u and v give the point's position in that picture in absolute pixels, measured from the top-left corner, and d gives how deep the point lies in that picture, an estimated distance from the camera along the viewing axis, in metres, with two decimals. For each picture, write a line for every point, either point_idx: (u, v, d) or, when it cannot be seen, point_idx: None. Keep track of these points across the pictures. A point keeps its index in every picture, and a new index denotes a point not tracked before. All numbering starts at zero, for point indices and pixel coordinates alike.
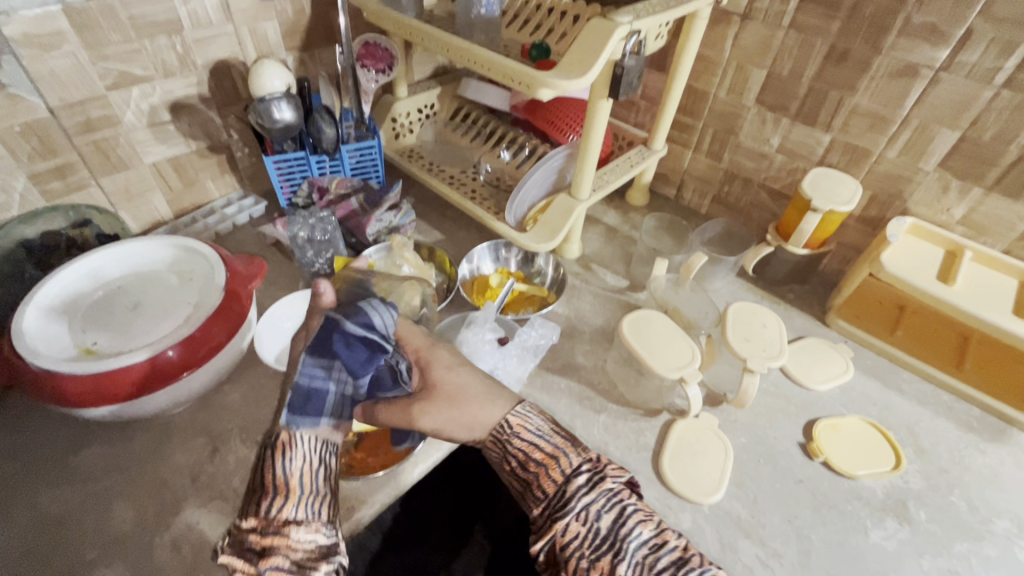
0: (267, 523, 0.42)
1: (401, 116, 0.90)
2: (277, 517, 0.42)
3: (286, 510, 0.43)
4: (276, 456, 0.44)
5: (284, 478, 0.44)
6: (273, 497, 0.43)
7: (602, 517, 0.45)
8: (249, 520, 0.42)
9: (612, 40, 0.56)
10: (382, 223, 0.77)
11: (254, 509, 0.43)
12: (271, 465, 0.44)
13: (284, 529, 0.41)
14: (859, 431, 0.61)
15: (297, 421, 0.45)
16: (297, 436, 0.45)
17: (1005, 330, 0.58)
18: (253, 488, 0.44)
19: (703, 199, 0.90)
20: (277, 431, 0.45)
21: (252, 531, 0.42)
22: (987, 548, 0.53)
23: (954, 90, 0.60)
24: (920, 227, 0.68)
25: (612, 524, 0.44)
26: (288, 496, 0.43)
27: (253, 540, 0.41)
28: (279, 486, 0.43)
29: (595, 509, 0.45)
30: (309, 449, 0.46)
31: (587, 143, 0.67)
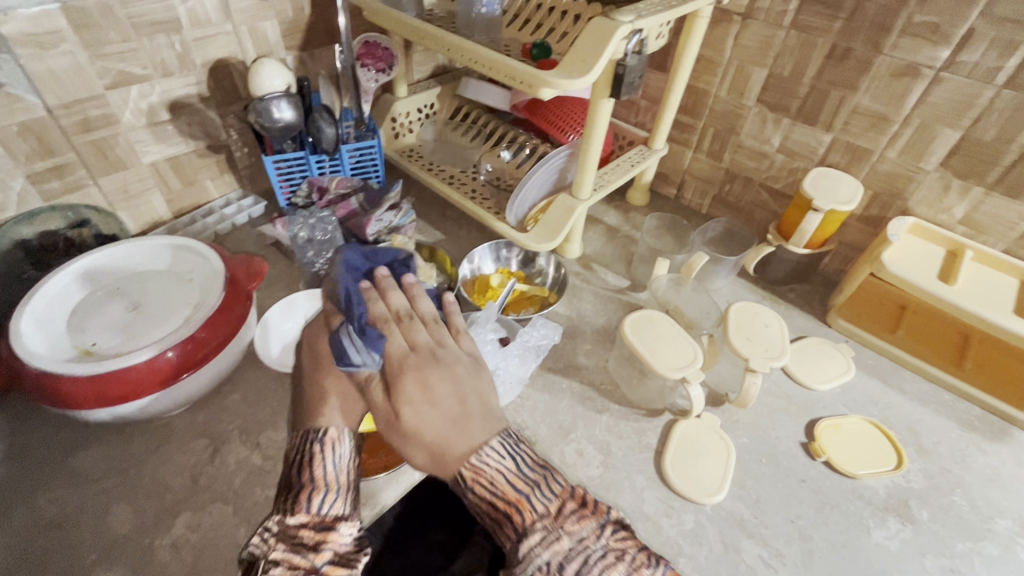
0: (319, 519, 0.46)
1: (401, 116, 0.90)
2: (329, 513, 0.46)
3: (334, 506, 0.47)
4: (324, 454, 0.49)
5: (331, 476, 0.48)
6: (323, 493, 0.47)
7: (563, 568, 0.43)
8: (299, 516, 0.45)
9: (614, 40, 0.56)
10: (382, 223, 0.77)
11: (302, 507, 0.46)
12: (320, 461, 0.49)
13: (336, 523, 0.46)
14: (861, 431, 0.61)
15: (342, 420, 0.52)
16: (343, 434, 0.51)
17: (1007, 329, 0.58)
18: (293, 487, 0.47)
19: (704, 198, 0.90)
20: (325, 429, 0.51)
21: (303, 526, 0.45)
22: (989, 548, 0.53)
23: (956, 90, 0.60)
24: (921, 226, 0.68)
25: (581, 568, 0.43)
26: (335, 492, 0.47)
27: (306, 535, 0.44)
28: (329, 484, 0.47)
29: (560, 556, 0.43)
30: (351, 449, 0.51)
31: (588, 143, 0.67)
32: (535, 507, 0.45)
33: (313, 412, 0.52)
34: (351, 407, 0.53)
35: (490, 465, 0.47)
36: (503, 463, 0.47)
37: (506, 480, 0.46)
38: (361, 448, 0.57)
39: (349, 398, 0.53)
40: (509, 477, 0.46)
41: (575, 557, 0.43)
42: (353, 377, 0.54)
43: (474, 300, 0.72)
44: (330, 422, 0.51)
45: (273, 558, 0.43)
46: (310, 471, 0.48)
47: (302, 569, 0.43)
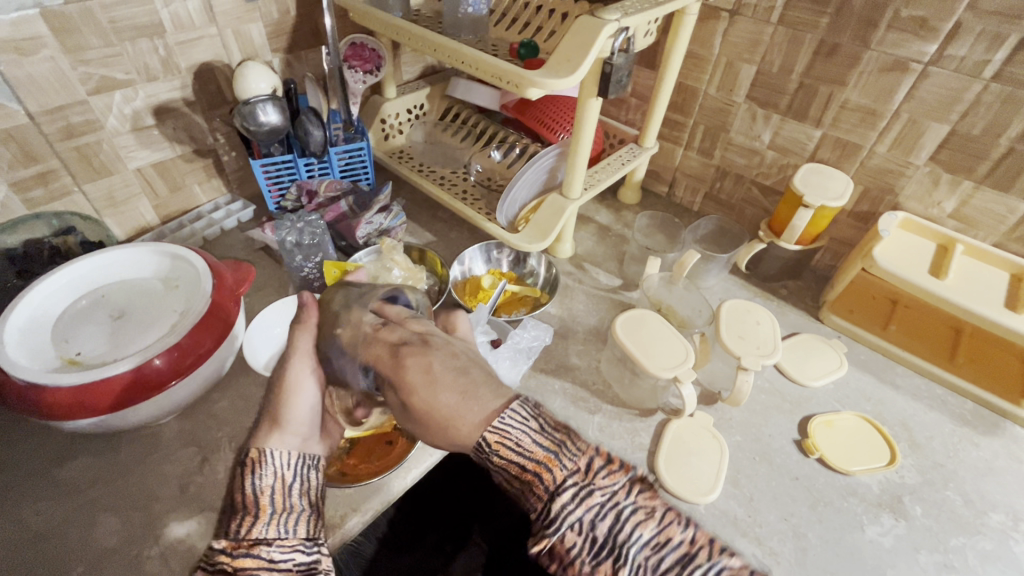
0: (237, 545, 0.40)
1: (390, 117, 0.89)
2: (247, 538, 0.40)
3: (256, 527, 0.41)
4: (246, 474, 0.44)
5: (253, 496, 0.43)
6: (244, 515, 0.41)
7: (593, 528, 0.38)
8: (221, 540, 0.40)
9: (601, 38, 0.55)
10: (373, 226, 0.77)
11: (226, 530, 0.41)
12: (241, 484, 0.43)
13: (255, 548, 0.40)
14: (854, 428, 0.61)
15: (263, 439, 0.46)
16: (267, 453, 0.45)
17: (998, 322, 0.58)
18: (226, 512, 0.43)
19: (695, 196, 0.90)
20: (247, 450, 0.45)
21: (223, 551, 0.40)
22: (983, 542, 0.52)
23: (944, 84, 0.60)
24: (911, 220, 0.68)
25: (610, 529, 0.38)
26: (258, 515, 0.41)
27: (223, 560, 0.39)
28: (249, 506, 0.42)
29: (589, 518, 0.38)
30: (280, 464, 0.45)
31: (577, 142, 0.66)
32: (576, 459, 0.41)
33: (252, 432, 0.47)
34: (286, 429, 0.47)
35: (513, 427, 0.42)
36: (531, 423, 0.42)
37: (533, 439, 0.41)
38: (351, 454, 0.56)
39: (279, 420, 0.47)
40: (532, 443, 0.41)
41: (607, 515, 0.39)
42: (286, 382, 0.50)
43: (465, 303, 0.71)
44: (255, 443, 0.46)
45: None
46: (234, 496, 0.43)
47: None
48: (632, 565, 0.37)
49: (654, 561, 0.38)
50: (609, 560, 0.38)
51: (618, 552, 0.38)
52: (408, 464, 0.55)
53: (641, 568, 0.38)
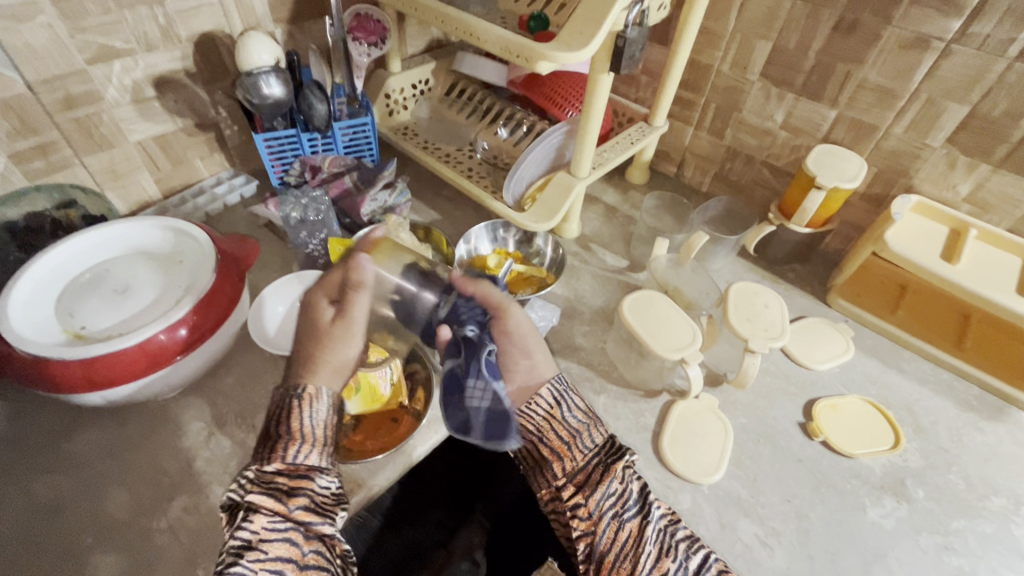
0: (293, 468, 0.43)
1: (395, 92, 0.88)
2: (305, 463, 0.44)
3: (311, 456, 0.45)
4: (303, 406, 0.47)
5: (307, 428, 0.46)
6: (300, 444, 0.45)
7: (631, 484, 0.47)
8: (273, 462, 0.43)
9: (615, 9, 0.53)
10: (377, 203, 0.76)
11: (276, 454, 0.44)
12: (297, 414, 0.46)
13: (312, 474, 0.44)
14: (859, 411, 0.61)
15: (324, 379, 0.49)
16: (323, 391, 0.49)
17: (1010, 309, 0.57)
18: (272, 436, 0.45)
19: (705, 176, 0.89)
20: (305, 385, 0.48)
21: (277, 474, 0.43)
22: (983, 525, 0.53)
23: (965, 64, 0.58)
24: (925, 204, 0.67)
25: (638, 495, 0.46)
26: (314, 445, 0.45)
27: (280, 482, 0.43)
28: (305, 435, 0.45)
29: (625, 486, 0.46)
30: (331, 406, 0.49)
31: (587, 120, 0.65)
32: (609, 430, 0.51)
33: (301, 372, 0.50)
34: (335, 370, 0.50)
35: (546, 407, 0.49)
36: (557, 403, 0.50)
37: (584, 404, 0.52)
38: (357, 431, 0.57)
39: (338, 368, 0.51)
40: (573, 419, 0.49)
41: (639, 479, 0.48)
42: (345, 344, 0.51)
43: None
44: (311, 379, 0.49)
45: (247, 501, 0.41)
46: (287, 423, 0.46)
47: (276, 514, 0.41)
48: (655, 526, 0.45)
49: (669, 526, 0.46)
50: (638, 518, 0.45)
51: (647, 508, 0.46)
52: (415, 439, 0.55)
53: (659, 531, 0.45)
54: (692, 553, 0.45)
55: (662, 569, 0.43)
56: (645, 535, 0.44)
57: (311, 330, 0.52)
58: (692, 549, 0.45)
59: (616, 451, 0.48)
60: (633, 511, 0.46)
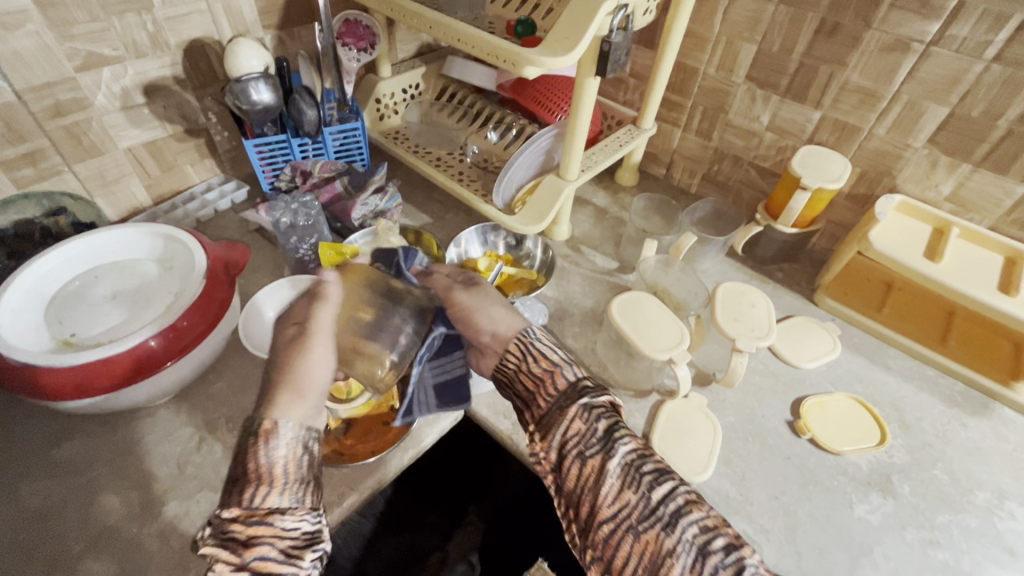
0: (250, 513, 0.41)
1: (385, 97, 0.88)
2: (261, 506, 0.41)
3: (270, 497, 0.42)
4: (259, 445, 0.43)
5: (265, 467, 0.43)
6: (256, 486, 0.42)
7: (596, 422, 0.46)
8: (231, 509, 0.41)
9: (599, 14, 0.54)
10: (368, 208, 0.77)
11: (235, 499, 0.41)
12: (251, 454, 0.43)
13: (270, 517, 0.41)
14: (846, 409, 0.62)
15: (283, 410, 0.45)
16: (280, 425, 0.45)
17: (992, 306, 0.58)
18: (231, 480, 0.43)
19: (693, 178, 0.89)
20: (261, 420, 0.44)
21: (234, 521, 0.41)
22: (968, 519, 0.54)
23: (944, 65, 0.59)
24: (908, 204, 0.68)
25: (605, 430, 0.46)
26: (272, 484, 0.42)
27: (236, 530, 0.40)
28: (261, 475, 0.42)
29: (589, 416, 0.47)
30: (294, 437, 0.45)
31: (575, 123, 0.66)
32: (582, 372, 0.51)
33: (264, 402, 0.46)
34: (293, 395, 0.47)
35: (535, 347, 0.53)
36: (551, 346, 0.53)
37: (556, 351, 0.52)
38: (347, 435, 0.57)
39: (299, 388, 0.47)
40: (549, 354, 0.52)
41: (607, 418, 0.47)
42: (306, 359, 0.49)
43: None
44: (268, 412, 0.45)
45: (204, 553, 0.39)
46: (242, 465, 0.43)
47: (232, 567, 0.39)
48: (619, 459, 0.44)
49: (636, 462, 0.44)
50: (600, 453, 0.45)
51: (610, 445, 0.45)
52: (405, 444, 0.56)
53: (624, 467, 0.44)
54: (660, 485, 0.43)
55: (623, 501, 0.43)
56: (606, 468, 0.44)
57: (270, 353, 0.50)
58: (659, 481, 0.43)
59: (575, 393, 0.48)
60: (594, 448, 0.45)
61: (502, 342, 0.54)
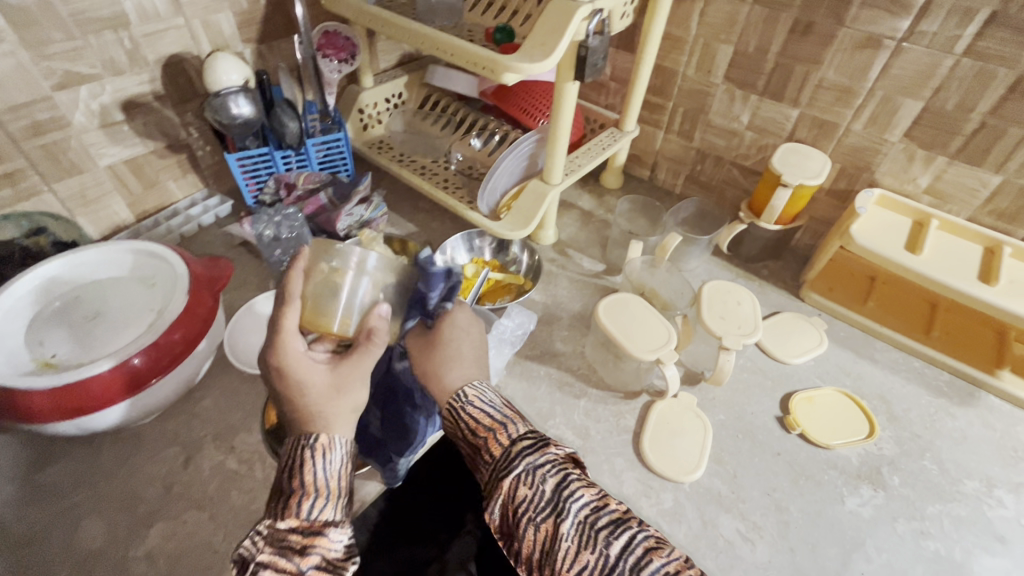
0: (308, 524, 0.41)
1: (368, 107, 0.89)
2: (319, 519, 0.41)
3: (325, 511, 0.41)
4: (315, 457, 0.42)
5: (321, 481, 0.42)
6: (313, 499, 0.41)
7: (542, 484, 0.42)
8: (287, 520, 0.40)
9: (575, 20, 0.54)
10: (353, 218, 0.77)
11: (290, 510, 0.41)
12: (310, 466, 0.42)
13: (325, 529, 0.41)
14: (834, 402, 0.62)
15: (341, 427, 0.44)
16: (337, 441, 0.44)
17: (970, 295, 0.59)
18: (281, 490, 0.42)
19: (677, 178, 0.90)
20: (318, 434, 0.43)
21: (291, 530, 0.40)
22: (958, 508, 0.54)
23: (917, 61, 0.60)
24: (888, 197, 0.69)
25: (555, 488, 0.42)
26: (328, 498, 0.42)
27: (294, 539, 0.40)
28: (319, 488, 0.42)
29: (539, 473, 0.42)
30: (345, 453, 0.44)
31: (556, 128, 0.66)
32: (526, 426, 0.46)
33: (307, 415, 0.44)
34: (350, 419, 0.45)
35: (482, 395, 0.48)
36: (497, 397, 0.48)
37: (501, 404, 0.47)
38: None
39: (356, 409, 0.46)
40: (500, 407, 0.47)
41: (553, 475, 0.42)
42: (355, 393, 0.45)
43: None
44: (328, 425, 0.44)
45: (258, 562, 0.39)
46: (299, 477, 0.42)
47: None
48: (573, 519, 0.41)
49: (591, 518, 0.41)
50: (552, 515, 0.41)
51: (560, 506, 0.41)
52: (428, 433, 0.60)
53: (579, 523, 0.41)
54: (615, 538, 0.40)
55: (581, 563, 0.40)
56: (559, 532, 0.41)
57: (299, 384, 0.44)
58: (616, 534, 0.41)
59: (513, 456, 0.43)
60: (546, 513, 0.41)
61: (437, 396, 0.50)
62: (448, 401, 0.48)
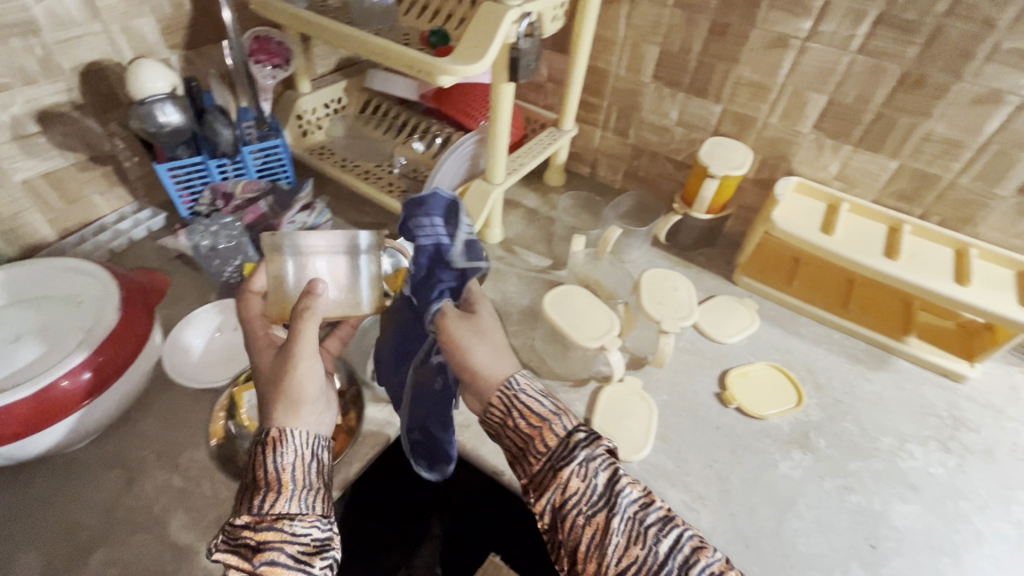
0: (259, 519, 0.40)
1: (308, 113, 0.87)
2: (270, 512, 0.40)
3: (279, 503, 0.41)
4: (266, 452, 0.43)
5: (274, 474, 0.42)
6: (266, 492, 0.41)
7: (596, 478, 0.43)
8: (242, 516, 0.40)
9: (504, 24, 0.56)
10: (296, 224, 0.76)
11: (246, 506, 0.41)
12: (261, 461, 0.42)
13: (279, 522, 0.40)
14: (766, 376, 0.67)
15: (285, 419, 0.44)
16: (288, 432, 0.44)
17: (877, 270, 0.65)
18: (245, 488, 0.42)
19: (617, 174, 0.94)
20: (266, 428, 0.44)
21: (246, 527, 0.40)
22: (876, 463, 0.59)
23: (820, 58, 0.66)
24: (805, 183, 0.74)
25: (608, 482, 0.43)
26: (281, 491, 0.41)
27: (249, 535, 0.40)
28: (271, 482, 0.42)
29: (594, 466, 0.43)
30: (301, 443, 0.44)
31: (495, 128, 0.68)
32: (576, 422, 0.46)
33: (265, 409, 0.46)
34: (294, 403, 0.45)
35: (531, 395, 0.47)
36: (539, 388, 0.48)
37: (549, 398, 0.47)
38: None
39: (292, 399, 0.45)
40: (551, 399, 0.47)
41: (606, 469, 0.44)
42: (291, 375, 0.45)
43: None
44: (275, 415, 0.44)
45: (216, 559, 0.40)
46: (253, 473, 0.42)
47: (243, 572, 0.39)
48: (623, 515, 0.42)
49: (641, 514, 0.42)
50: (605, 509, 0.42)
51: (614, 500, 0.42)
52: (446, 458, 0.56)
53: (629, 519, 0.42)
54: (663, 536, 0.41)
55: (630, 558, 0.40)
56: (610, 526, 0.41)
57: (259, 372, 0.48)
58: (664, 531, 0.41)
59: (568, 449, 0.44)
60: (599, 505, 0.42)
61: (485, 394, 0.48)
62: (495, 392, 0.47)
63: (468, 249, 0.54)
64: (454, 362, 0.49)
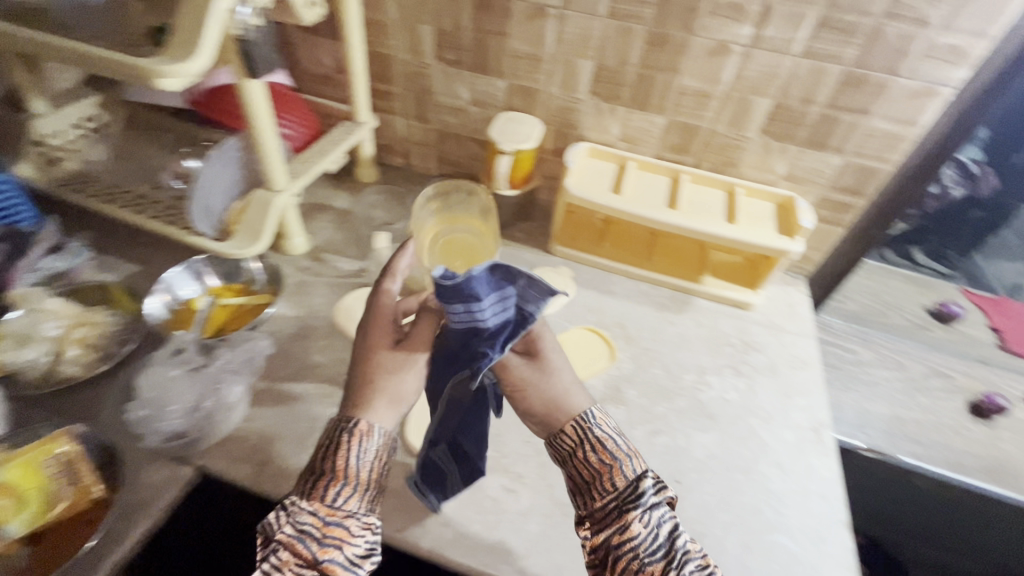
0: (331, 512, 0.43)
1: (51, 137, 0.72)
2: (342, 508, 0.43)
3: (350, 500, 0.44)
4: (353, 442, 0.45)
5: (354, 468, 0.44)
6: (337, 487, 0.43)
7: (659, 528, 0.44)
8: (313, 502, 0.43)
9: (216, 13, 0.49)
10: (40, 272, 0.66)
11: (319, 492, 0.43)
12: (344, 452, 0.44)
13: (346, 521, 0.43)
14: (581, 340, 0.68)
15: (377, 414, 0.47)
16: (373, 428, 0.46)
17: (660, 221, 0.69)
18: (317, 471, 0.44)
19: (429, 161, 0.91)
20: (356, 421, 0.46)
21: (314, 513, 0.42)
22: (680, 401, 0.63)
23: (577, 24, 0.67)
24: (596, 148, 0.77)
25: (670, 532, 0.44)
26: (348, 486, 0.44)
27: (314, 523, 0.42)
28: (347, 476, 0.44)
29: (658, 517, 0.45)
30: (385, 438, 0.47)
31: (255, 131, 0.61)
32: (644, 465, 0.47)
33: (357, 400, 0.47)
34: (393, 401, 0.48)
35: (607, 433, 0.48)
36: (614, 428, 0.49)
37: (620, 437, 0.48)
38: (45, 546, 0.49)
39: (394, 396, 0.48)
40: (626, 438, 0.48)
41: (670, 520, 0.45)
42: (402, 376, 0.48)
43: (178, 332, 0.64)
44: (362, 415, 0.46)
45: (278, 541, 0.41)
46: (334, 459, 0.44)
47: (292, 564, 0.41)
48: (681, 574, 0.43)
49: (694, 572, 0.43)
50: (663, 560, 0.43)
51: (672, 552, 0.43)
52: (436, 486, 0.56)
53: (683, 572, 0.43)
54: None
55: None
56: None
57: (364, 363, 0.49)
58: None
59: (635, 495, 0.45)
60: (658, 557, 0.43)
61: (555, 422, 0.49)
62: (571, 422, 0.49)
63: (533, 279, 0.44)
64: (517, 404, 0.51)
